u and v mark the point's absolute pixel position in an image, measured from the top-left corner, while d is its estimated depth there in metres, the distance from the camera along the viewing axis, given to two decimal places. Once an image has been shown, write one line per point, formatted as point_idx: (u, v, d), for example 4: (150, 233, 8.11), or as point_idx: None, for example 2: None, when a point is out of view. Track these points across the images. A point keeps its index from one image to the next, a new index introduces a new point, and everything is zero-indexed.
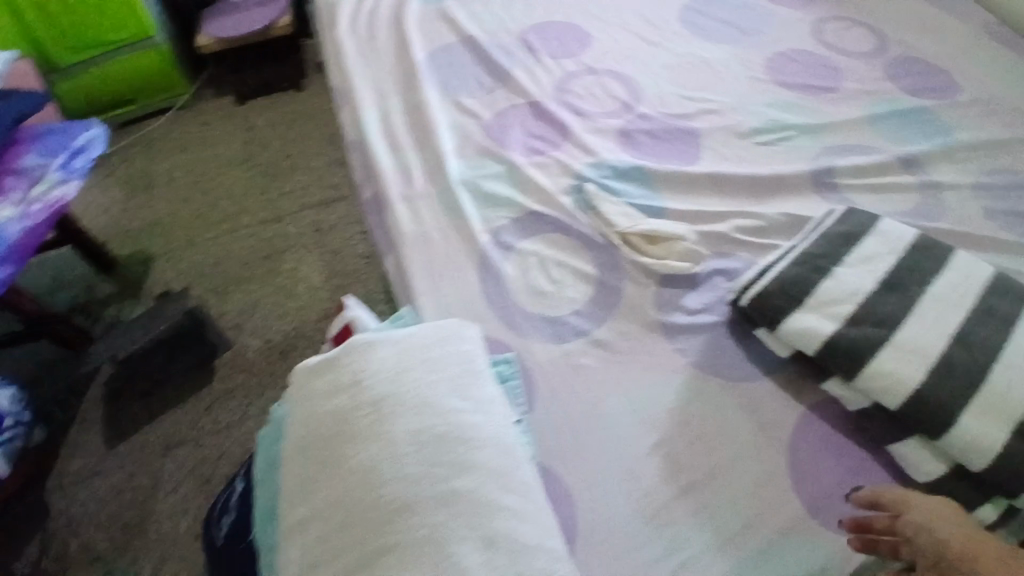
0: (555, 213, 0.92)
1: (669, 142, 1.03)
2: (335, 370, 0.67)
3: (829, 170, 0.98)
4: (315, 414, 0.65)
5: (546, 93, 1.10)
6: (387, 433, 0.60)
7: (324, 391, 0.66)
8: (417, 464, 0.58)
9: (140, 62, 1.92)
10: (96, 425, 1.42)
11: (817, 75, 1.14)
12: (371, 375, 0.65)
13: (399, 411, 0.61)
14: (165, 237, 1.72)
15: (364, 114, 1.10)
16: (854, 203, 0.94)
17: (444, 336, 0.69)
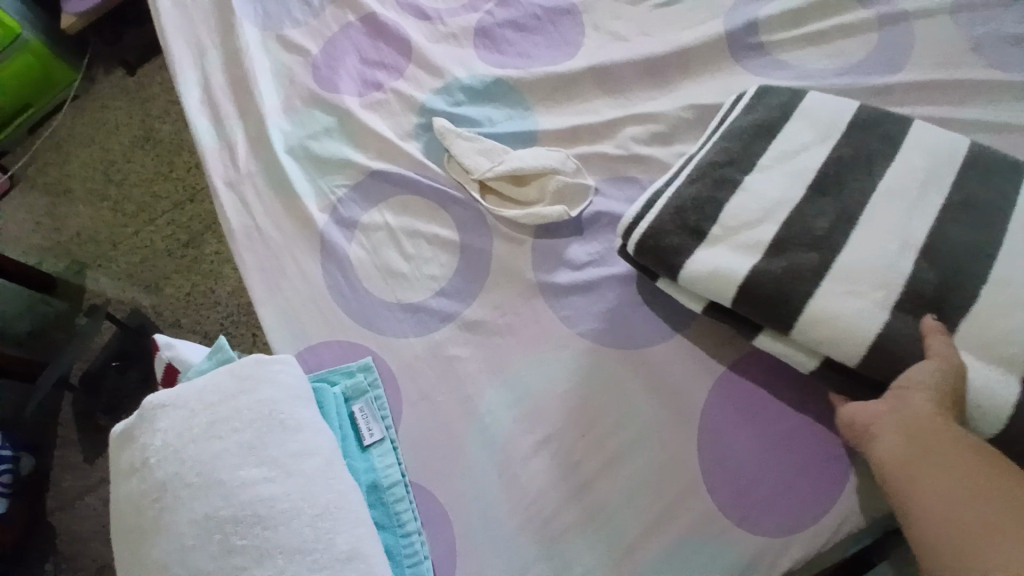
0: (403, 169, 0.74)
1: (539, 32, 0.80)
2: (130, 446, 0.56)
3: (750, 27, 0.73)
4: (117, 501, 0.55)
5: (385, 1, 0.87)
6: (171, 526, 0.50)
7: (124, 471, 0.56)
8: (205, 561, 0.48)
9: (19, 64, 1.64)
10: (73, 444, 1.41)
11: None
12: (157, 452, 0.53)
13: (184, 496, 0.50)
14: (93, 241, 1.58)
15: (179, 79, 0.91)
16: (779, 72, 0.71)
17: (242, 381, 0.56)
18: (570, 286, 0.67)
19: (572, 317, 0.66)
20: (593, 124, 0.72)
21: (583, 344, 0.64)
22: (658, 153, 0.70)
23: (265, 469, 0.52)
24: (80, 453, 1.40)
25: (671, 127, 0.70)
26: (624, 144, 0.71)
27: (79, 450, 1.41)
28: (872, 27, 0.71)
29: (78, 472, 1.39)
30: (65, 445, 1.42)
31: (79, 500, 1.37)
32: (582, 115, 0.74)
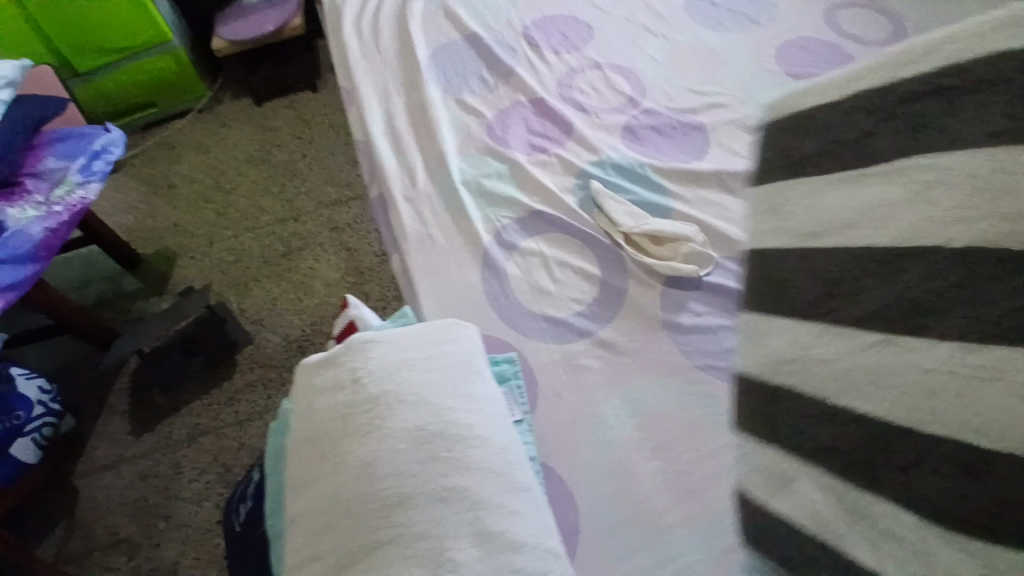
0: (560, 214, 0.91)
1: (673, 138, 1.02)
2: (333, 369, 0.68)
3: None
4: (316, 409, 0.65)
5: (550, 91, 1.10)
6: (385, 429, 0.60)
7: (324, 387, 0.67)
8: (413, 460, 0.58)
9: (160, 68, 1.88)
10: (121, 415, 1.42)
11: (825, 64, 1.11)
12: (370, 373, 0.65)
13: (397, 408, 0.62)
14: (189, 234, 1.69)
15: (368, 114, 1.11)
16: None
17: (440, 336, 0.70)
18: (689, 328, 0.82)
19: (692, 352, 0.80)
20: (717, 214, 0.92)
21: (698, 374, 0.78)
22: None
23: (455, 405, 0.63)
24: (126, 425, 1.41)
25: None
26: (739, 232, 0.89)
27: (124, 422, 1.41)
28: None
29: (120, 442, 1.38)
30: (110, 414, 1.43)
31: (109, 471, 1.36)
32: (709, 205, 0.93)
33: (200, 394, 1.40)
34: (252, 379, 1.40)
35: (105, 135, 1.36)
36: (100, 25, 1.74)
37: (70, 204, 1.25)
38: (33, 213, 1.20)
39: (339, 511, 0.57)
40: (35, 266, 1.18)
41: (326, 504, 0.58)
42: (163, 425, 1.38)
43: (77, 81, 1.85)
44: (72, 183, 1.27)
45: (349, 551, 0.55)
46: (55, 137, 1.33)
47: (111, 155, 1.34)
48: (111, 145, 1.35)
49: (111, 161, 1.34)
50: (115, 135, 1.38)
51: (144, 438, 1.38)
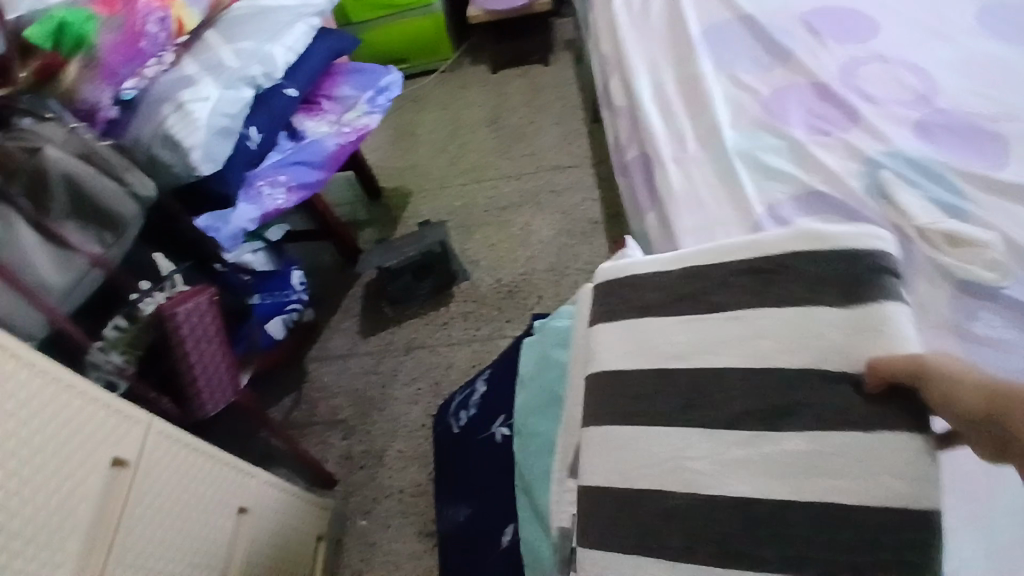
0: (843, 196, 0.90)
1: (972, 141, 0.95)
2: (643, 288, 0.75)
3: None
4: (639, 316, 0.73)
5: (833, 77, 1.07)
6: (720, 343, 0.66)
7: (642, 298, 0.75)
8: (744, 385, 0.63)
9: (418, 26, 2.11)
10: (352, 316, 1.65)
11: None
12: (702, 289, 0.70)
13: (732, 326, 0.66)
14: (424, 176, 1.90)
15: (641, 82, 1.17)
16: None
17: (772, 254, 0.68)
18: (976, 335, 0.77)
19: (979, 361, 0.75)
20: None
21: None
22: None
23: (768, 362, 0.62)
24: (354, 327, 1.63)
25: None
26: None
27: (354, 323, 1.63)
28: None
29: (348, 340, 1.61)
30: (343, 315, 1.67)
31: (337, 360, 1.58)
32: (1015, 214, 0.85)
33: (420, 314, 1.59)
34: (467, 310, 1.56)
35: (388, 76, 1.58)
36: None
37: (357, 127, 1.47)
38: (328, 130, 1.46)
39: (669, 409, 0.66)
40: (322, 172, 1.41)
41: (656, 397, 0.67)
42: (387, 332, 1.59)
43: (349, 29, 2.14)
44: (360, 110, 1.50)
45: (673, 448, 0.64)
46: (351, 70, 1.58)
47: (391, 93, 1.55)
48: (392, 84, 1.56)
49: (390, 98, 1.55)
50: (395, 75, 1.59)
51: (368, 340, 1.59)
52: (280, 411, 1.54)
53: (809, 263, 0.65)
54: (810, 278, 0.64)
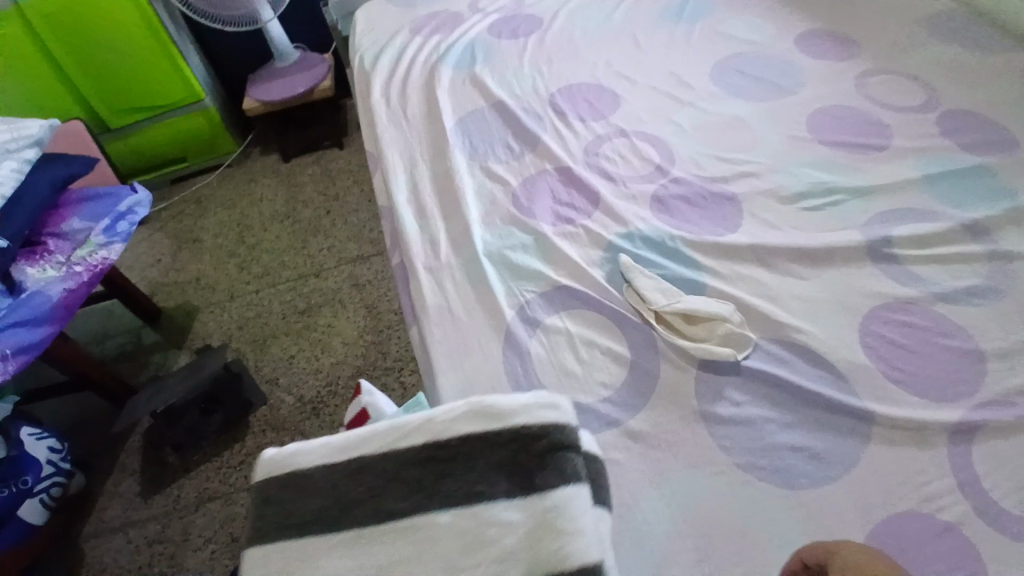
0: (588, 289, 0.87)
1: (703, 208, 0.99)
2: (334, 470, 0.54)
3: (885, 240, 0.89)
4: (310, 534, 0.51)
5: (575, 159, 1.08)
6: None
7: (318, 504, 0.52)
8: None
9: (190, 125, 1.93)
10: (133, 472, 1.35)
11: (860, 132, 1.07)
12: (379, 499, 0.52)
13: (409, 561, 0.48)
14: (212, 288, 1.70)
15: (394, 182, 1.10)
16: (907, 279, 0.85)
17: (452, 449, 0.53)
18: (727, 420, 0.75)
19: (728, 449, 0.73)
20: (755, 292, 0.87)
21: (740, 475, 0.71)
22: (813, 327, 0.82)
23: None
24: (136, 485, 1.33)
25: (820, 302, 0.84)
26: (783, 312, 0.84)
27: (134, 481, 1.34)
28: (983, 260, 0.85)
29: (129, 502, 1.30)
30: (122, 472, 1.36)
31: (119, 532, 1.26)
32: (746, 279, 0.88)
33: (211, 456, 1.36)
34: (264, 443, 1.36)
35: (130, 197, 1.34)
36: (134, 85, 1.80)
37: (91, 265, 1.23)
38: (54, 274, 1.19)
39: None
40: (51, 327, 1.15)
41: None
42: (173, 487, 1.32)
43: (108, 137, 1.90)
44: (94, 243, 1.25)
45: None
46: (82, 197, 1.33)
47: (135, 216, 1.33)
48: (136, 206, 1.35)
49: (135, 222, 1.33)
50: (141, 196, 1.37)
51: (155, 499, 1.30)
52: None
53: (498, 446, 0.53)
54: (482, 466, 0.52)
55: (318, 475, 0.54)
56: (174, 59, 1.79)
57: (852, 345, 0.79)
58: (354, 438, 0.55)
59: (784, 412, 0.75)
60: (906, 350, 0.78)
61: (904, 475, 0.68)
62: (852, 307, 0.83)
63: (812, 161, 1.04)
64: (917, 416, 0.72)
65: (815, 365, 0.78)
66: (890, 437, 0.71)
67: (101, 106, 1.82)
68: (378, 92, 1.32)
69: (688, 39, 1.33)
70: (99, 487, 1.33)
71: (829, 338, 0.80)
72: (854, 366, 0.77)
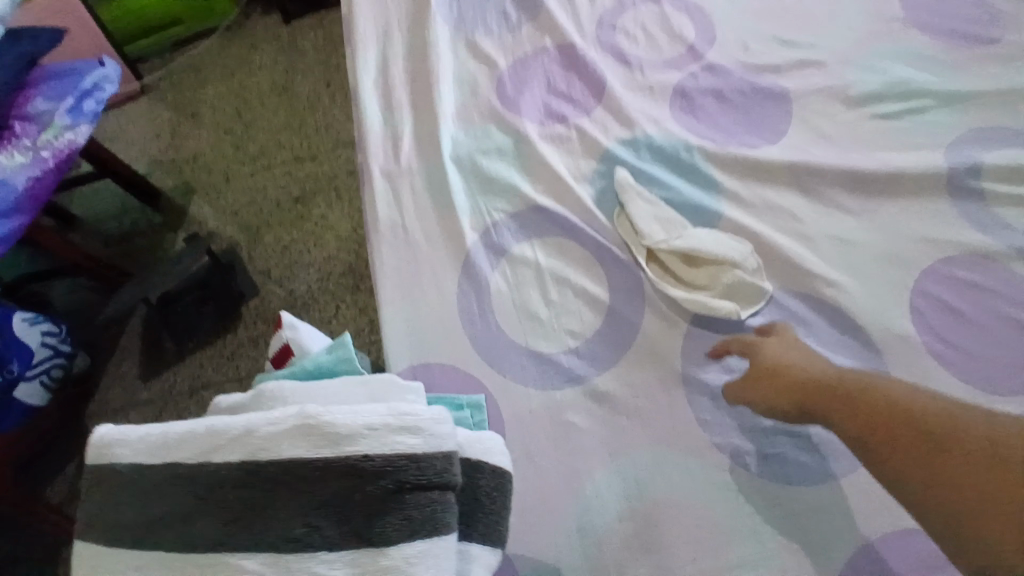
0: (571, 213, 0.71)
1: (740, 108, 0.77)
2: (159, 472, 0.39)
3: (969, 169, 0.69)
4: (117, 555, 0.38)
5: (584, 35, 0.85)
6: None
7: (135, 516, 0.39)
8: None
9: None
10: (132, 356, 1.33)
11: (971, 13, 0.80)
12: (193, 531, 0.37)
13: None
14: (207, 168, 1.56)
15: (360, 56, 0.89)
16: (984, 223, 0.66)
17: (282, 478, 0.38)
18: (715, 390, 0.61)
19: (710, 426, 0.60)
20: (784, 227, 0.68)
21: (718, 459, 0.58)
22: (848, 280, 0.65)
23: None
24: (135, 370, 1.32)
25: (865, 248, 0.66)
26: (814, 257, 0.66)
27: (134, 366, 1.33)
28: None
29: (127, 386, 1.30)
30: (123, 355, 1.34)
31: (121, 414, 1.28)
32: (776, 209, 0.69)
33: (204, 345, 1.32)
34: (256, 336, 1.33)
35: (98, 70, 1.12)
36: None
37: (57, 150, 1.05)
38: (14, 161, 1.00)
39: None
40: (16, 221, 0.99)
41: None
42: (169, 373, 1.31)
43: None
44: (58, 126, 1.06)
45: None
46: (43, 68, 1.10)
47: (103, 95, 1.12)
48: (104, 83, 1.13)
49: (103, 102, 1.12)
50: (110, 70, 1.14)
51: (153, 385, 1.30)
52: (61, 485, 1.22)
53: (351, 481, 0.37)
54: (294, 508, 0.37)
55: (125, 480, 0.40)
56: None
57: (893, 308, 0.63)
58: (151, 442, 0.40)
59: None
60: (962, 320, 0.62)
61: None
62: (907, 258, 0.66)
63: (895, 52, 0.79)
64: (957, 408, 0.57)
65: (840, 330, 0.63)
66: None
67: None
68: None
69: None
70: (102, 368, 1.32)
71: (864, 297, 0.64)
72: (891, 337, 0.62)
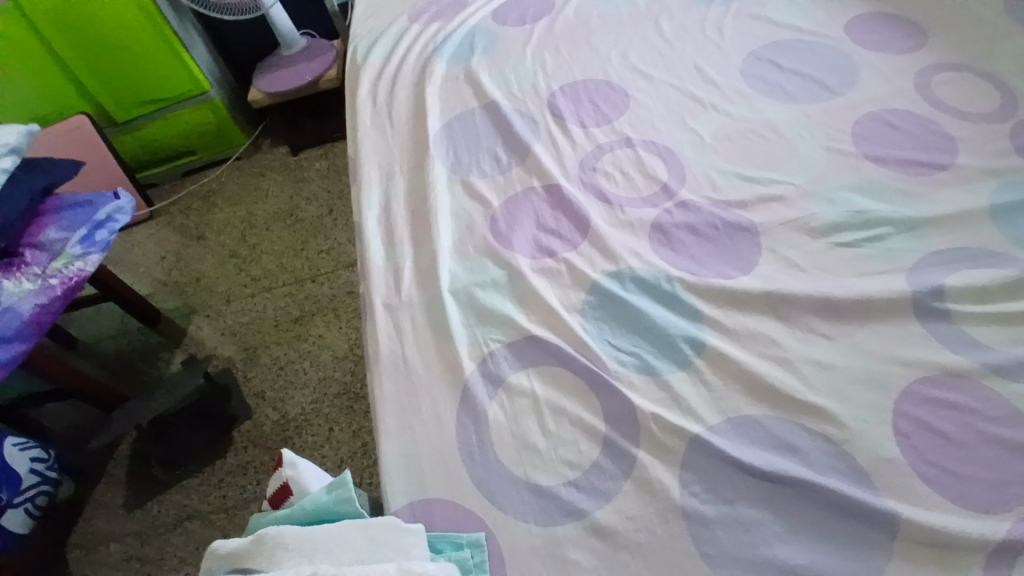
0: (563, 341, 0.75)
1: (715, 242, 0.83)
2: None
3: (936, 292, 0.74)
4: None
5: (569, 173, 0.95)
6: None
7: None
8: None
9: (196, 115, 1.80)
10: (119, 484, 1.27)
11: (923, 146, 0.90)
12: None
13: None
14: (210, 290, 1.58)
15: (365, 197, 0.98)
16: (949, 341, 0.71)
17: None
18: (713, 521, 0.61)
19: (711, 558, 0.59)
20: (768, 353, 0.72)
21: None
22: (832, 404, 0.67)
23: None
24: (121, 498, 1.25)
25: (845, 374, 0.69)
26: (796, 383, 0.69)
27: (120, 493, 1.26)
28: None
29: (112, 517, 1.23)
30: (111, 481, 1.28)
31: (101, 549, 1.20)
32: (756, 337, 0.73)
33: (193, 472, 1.27)
34: (245, 462, 1.26)
35: (112, 203, 1.24)
36: (133, 72, 1.69)
37: (66, 278, 1.13)
38: (26, 289, 1.09)
39: None
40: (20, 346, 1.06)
41: None
42: (154, 504, 1.23)
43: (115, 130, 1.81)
44: (70, 255, 1.15)
45: None
46: (54, 198, 1.23)
47: (116, 224, 1.24)
48: (117, 214, 1.25)
49: (116, 230, 1.23)
50: (124, 201, 1.27)
51: (136, 515, 1.22)
52: None
53: None
54: None
55: None
56: (177, 52, 1.68)
57: (878, 430, 0.65)
58: None
59: (788, 522, 0.61)
60: (947, 440, 0.64)
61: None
62: (885, 380, 0.69)
63: (850, 187, 0.88)
64: (951, 531, 0.58)
65: (829, 453, 0.64)
66: (917, 557, 0.58)
67: (105, 99, 1.73)
68: (370, 91, 1.20)
69: (716, 28, 1.15)
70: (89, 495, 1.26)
71: (849, 420, 0.66)
72: (877, 462, 0.63)
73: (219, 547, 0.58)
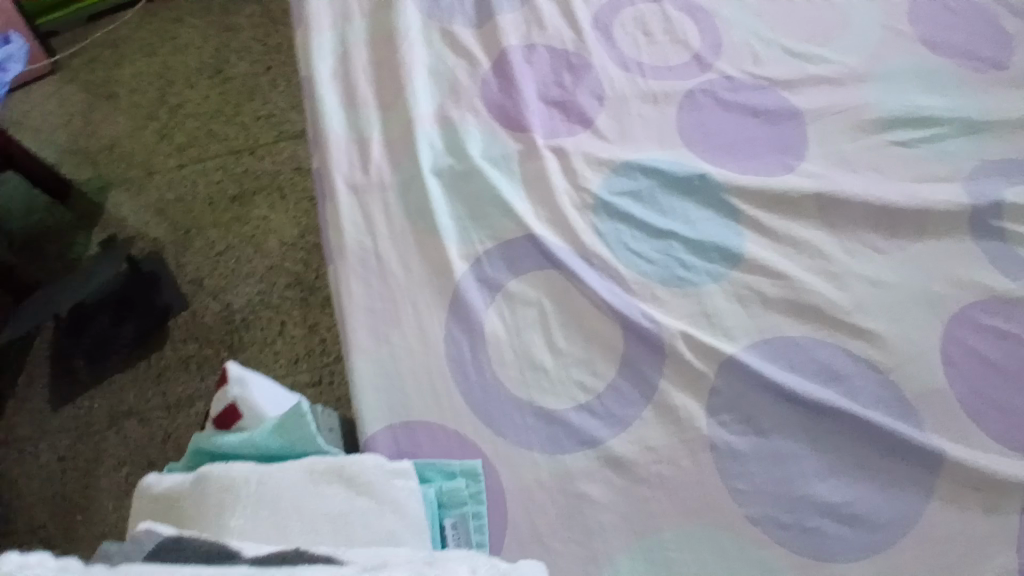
0: (574, 242, 0.62)
1: (752, 127, 0.70)
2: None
3: (996, 207, 0.63)
4: None
5: (580, 30, 0.75)
6: None
7: None
8: None
9: None
10: (36, 381, 1.07)
11: (982, 34, 0.74)
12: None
13: None
14: (124, 158, 1.29)
15: (314, 42, 0.75)
16: (1010, 272, 0.61)
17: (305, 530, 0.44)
18: (744, 453, 0.54)
19: (735, 489, 0.53)
20: (812, 265, 0.62)
21: (751, 532, 0.51)
22: (880, 326, 0.59)
23: None
24: (39, 397, 1.06)
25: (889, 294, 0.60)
26: (842, 299, 0.60)
27: (38, 392, 1.07)
28: None
29: (29, 419, 1.05)
30: (25, 381, 1.08)
31: (20, 453, 1.02)
32: (798, 244, 0.63)
33: (123, 369, 1.07)
34: (185, 357, 1.08)
35: None
36: None
37: None
38: None
39: None
40: None
41: None
42: (80, 403, 1.05)
43: None
44: None
45: None
46: None
47: None
48: None
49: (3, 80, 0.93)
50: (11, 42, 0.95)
51: (59, 417, 1.04)
52: None
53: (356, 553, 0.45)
54: None
55: None
56: None
57: (925, 357, 0.57)
58: None
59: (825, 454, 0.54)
60: (996, 371, 0.57)
61: (957, 547, 0.51)
62: (933, 300, 0.60)
63: (906, 74, 0.72)
64: (999, 469, 0.52)
65: (871, 379, 0.57)
66: (962, 496, 0.52)
67: None
68: None
69: None
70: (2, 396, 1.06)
71: (890, 343, 0.58)
72: (924, 393, 0.56)
73: (153, 486, 0.46)
